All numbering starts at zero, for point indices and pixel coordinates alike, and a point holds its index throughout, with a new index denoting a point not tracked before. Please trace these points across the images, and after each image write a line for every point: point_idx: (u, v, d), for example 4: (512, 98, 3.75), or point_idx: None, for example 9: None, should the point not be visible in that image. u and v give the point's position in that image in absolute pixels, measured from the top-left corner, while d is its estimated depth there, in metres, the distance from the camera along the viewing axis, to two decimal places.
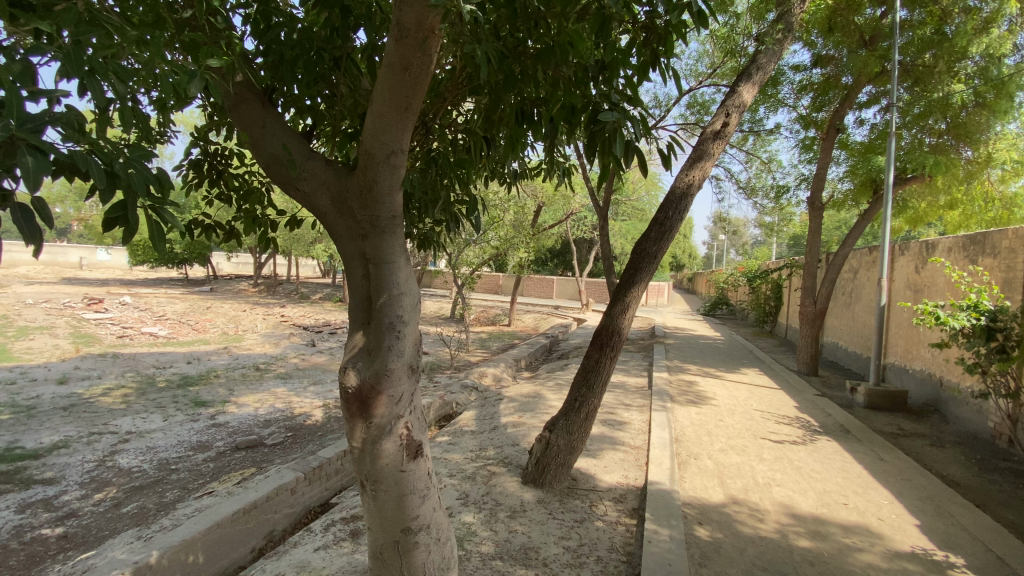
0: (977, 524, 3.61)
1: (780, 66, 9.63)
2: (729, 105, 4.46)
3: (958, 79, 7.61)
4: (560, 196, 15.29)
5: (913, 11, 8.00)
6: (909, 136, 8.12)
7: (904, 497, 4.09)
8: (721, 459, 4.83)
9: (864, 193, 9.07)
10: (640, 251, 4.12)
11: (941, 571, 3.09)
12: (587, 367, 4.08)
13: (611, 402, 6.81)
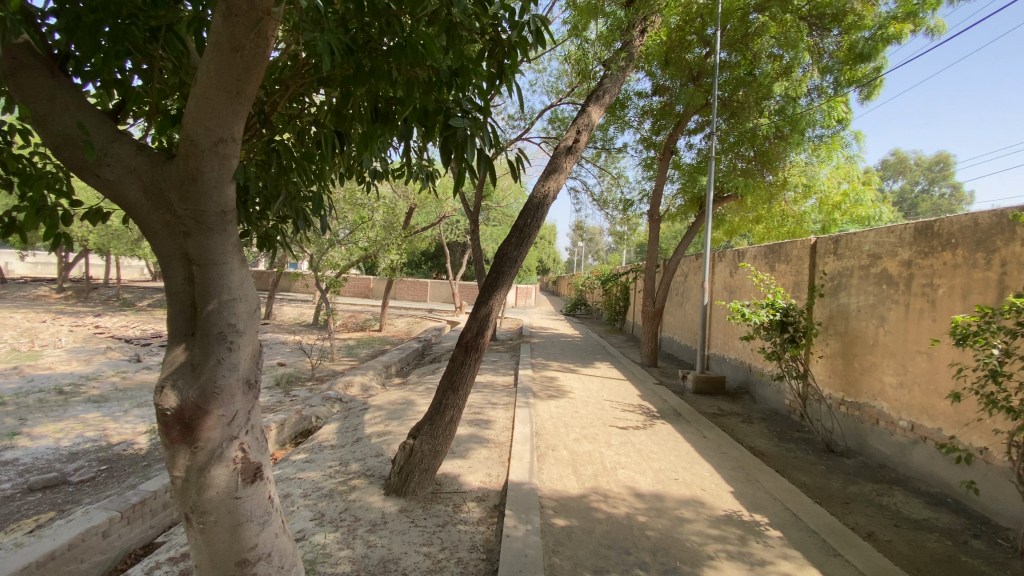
0: (773, 485, 4.36)
1: (626, 91, 10.75)
2: (580, 123, 4.83)
3: (763, 115, 9.16)
4: (431, 198, 15.15)
5: (731, 53, 9.41)
6: (727, 161, 9.63)
7: (722, 468, 4.78)
8: (576, 448, 5.19)
9: (693, 207, 10.48)
10: (502, 256, 4.24)
11: (748, 528, 3.67)
12: (451, 370, 4.06)
13: (478, 402, 6.90)
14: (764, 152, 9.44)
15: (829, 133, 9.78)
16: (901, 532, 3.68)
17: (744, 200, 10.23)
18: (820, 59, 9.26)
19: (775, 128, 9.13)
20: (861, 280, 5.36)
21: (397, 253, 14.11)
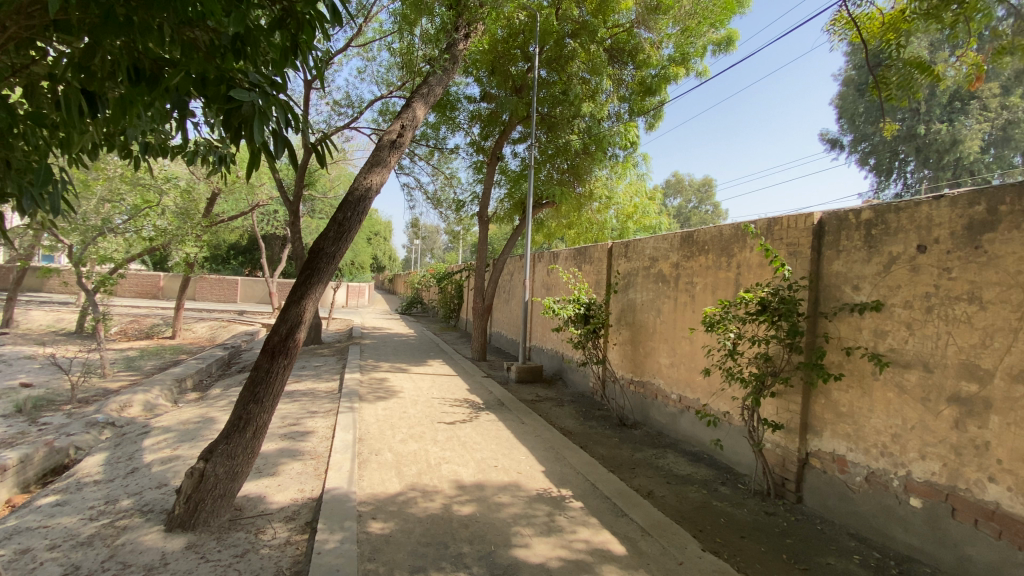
0: (578, 460, 4.87)
1: (455, 93, 10.95)
2: (403, 118, 4.73)
3: (575, 132, 10.17)
4: (240, 184, 13.33)
5: (548, 72, 10.22)
6: (546, 171, 10.43)
7: (537, 451, 5.17)
8: (400, 450, 5.08)
9: (516, 211, 11.14)
10: (317, 251, 3.90)
11: (556, 503, 4.02)
12: (255, 379, 3.61)
13: (294, 413, 6.29)
14: (575, 166, 10.45)
15: (624, 154, 11.32)
16: (672, 487, 4.43)
17: (559, 207, 11.23)
18: (619, 87, 10.59)
19: (584, 146, 10.21)
20: (645, 279, 6.31)
21: (195, 246, 12.08)
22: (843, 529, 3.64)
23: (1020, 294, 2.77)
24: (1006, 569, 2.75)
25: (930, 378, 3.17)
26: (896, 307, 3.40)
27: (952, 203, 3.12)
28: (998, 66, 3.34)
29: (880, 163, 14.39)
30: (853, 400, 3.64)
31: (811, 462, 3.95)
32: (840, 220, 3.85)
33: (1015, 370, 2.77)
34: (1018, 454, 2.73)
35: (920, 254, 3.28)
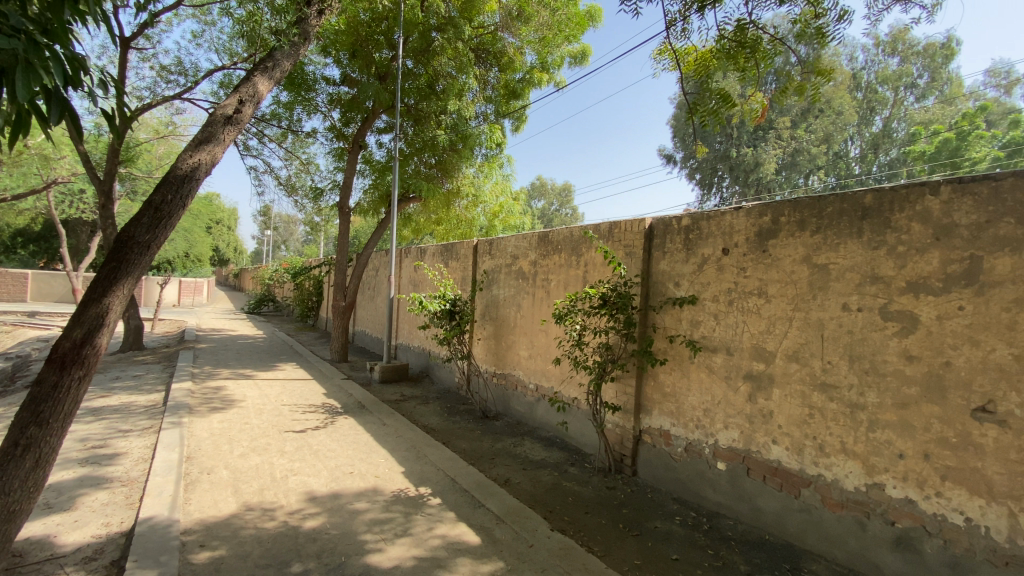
0: (439, 457, 4.86)
1: (312, 72, 10.13)
2: (243, 92, 4.22)
3: (440, 127, 10.04)
4: (25, 154, 10.73)
5: (414, 63, 9.96)
6: (413, 165, 10.19)
7: (396, 452, 5.04)
8: (239, 465, 4.56)
9: (381, 204, 10.71)
10: (126, 239, 3.28)
11: (413, 503, 3.95)
12: (37, 397, 2.92)
13: (101, 433, 5.27)
14: (442, 162, 10.32)
15: (491, 154, 11.55)
16: (527, 473, 4.66)
17: (426, 203, 11.07)
18: (485, 88, 10.67)
19: (450, 142, 10.11)
20: (506, 276, 6.52)
21: None
22: (669, 495, 4.16)
23: (792, 289, 3.41)
24: (783, 512, 3.40)
25: (731, 360, 3.78)
26: (707, 301, 3.98)
27: (747, 214, 3.74)
28: (782, 104, 4.02)
29: (705, 178, 16.74)
30: (676, 380, 4.19)
31: (644, 438, 4.45)
32: (666, 225, 4.39)
33: (789, 351, 3.42)
34: (791, 418, 3.38)
35: (725, 256, 3.87)
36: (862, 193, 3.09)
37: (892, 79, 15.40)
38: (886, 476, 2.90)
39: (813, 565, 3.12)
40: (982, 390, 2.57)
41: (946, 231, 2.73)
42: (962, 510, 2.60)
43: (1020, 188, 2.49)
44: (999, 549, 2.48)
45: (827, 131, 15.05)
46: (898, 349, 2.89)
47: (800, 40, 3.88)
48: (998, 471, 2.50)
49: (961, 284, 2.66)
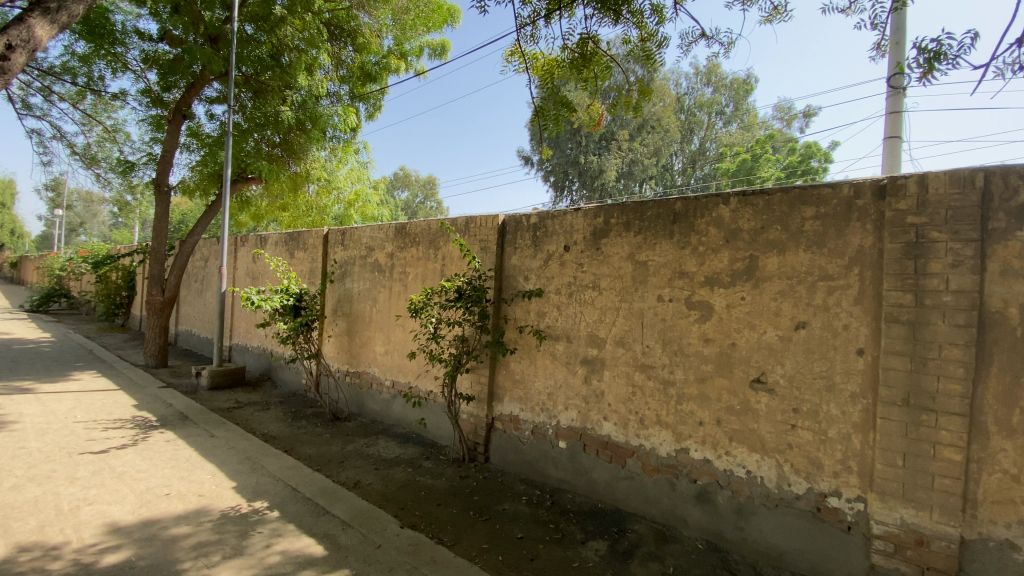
0: (279, 466, 4.47)
1: (118, 21, 8.46)
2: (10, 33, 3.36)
3: (285, 103, 9.12)
4: None
5: (255, 29, 8.90)
6: (253, 142, 9.14)
7: (227, 465, 4.50)
8: (8, 501, 3.65)
9: (212, 185, 9.40)
10: None
11: (248, 520, 3.57)
12: None
13: None
14: (288, 141, 9.46)
15: (344, 138, 10.86)
16: (379, 473, 4.52)
17: (268, 186, 10.17)
18: (338, 67, 10.00)
19: (297, 121, 9.22)
20: (360, 269, 6.22)
21: None
22: (517, 477, 4.39)
23: (621, 282, 3.82)
24: (613, 482, 3.80)
25: (571, 347, 4.10)
26: (551, 294, 4.25)
27: (585, 214, 4.06)
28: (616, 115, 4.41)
29: (557, 181, 17.75)
30: (524, 368, 4.42)
31: (495, 425, 4.62)
32: (516, 222, 4.57)
33: (618, 338, 3.82)
34: (619, 397, 3.79)
35: (566, 252, 4.17)
36: (674, 200, 3.57)
37: (706, 105, 18.11)
38: (690, 441, 3.41)
39: (636, 525, 3.56)
40: (757, 365, 3.16)
41: (734, 234, 3.28)
42: (743, 463, 3.18)
43: (783, 202, 3.10)
44: (767, 491, 3.08)
45: (656, 145, 17.12)
46: (699, 333, 3.41)
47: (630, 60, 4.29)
48: (767, 429, 3.10)
49: (743, 278, 3.23)
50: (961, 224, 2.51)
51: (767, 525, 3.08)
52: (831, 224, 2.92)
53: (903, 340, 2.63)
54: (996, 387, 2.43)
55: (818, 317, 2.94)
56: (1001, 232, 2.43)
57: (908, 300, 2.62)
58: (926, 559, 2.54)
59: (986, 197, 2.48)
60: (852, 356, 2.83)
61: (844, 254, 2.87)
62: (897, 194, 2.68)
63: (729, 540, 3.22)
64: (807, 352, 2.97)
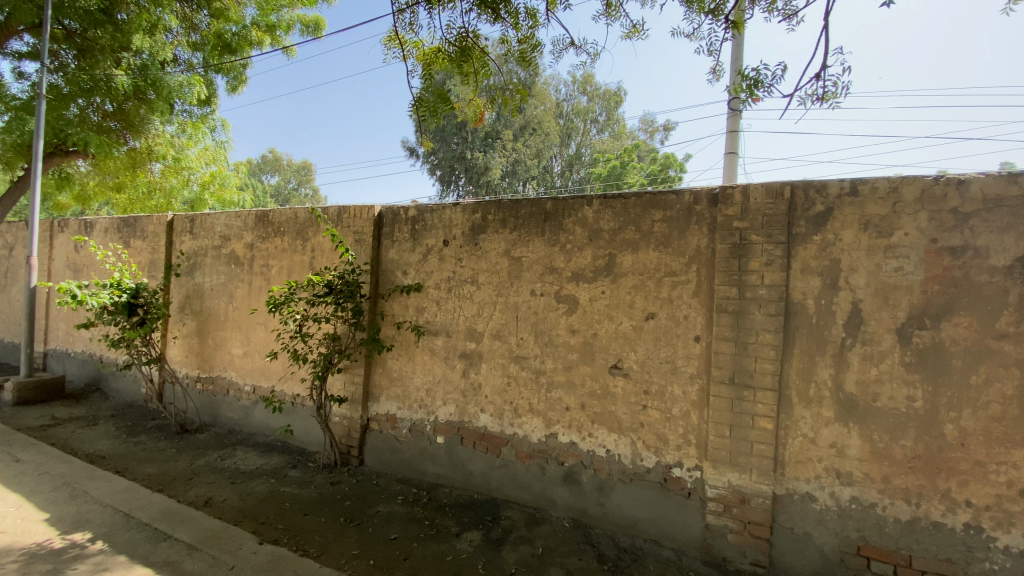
0: (108, 490, 3.83)
1: None
2: None
3: (119, 66, 7.72)
4: None
5: None
6: (77, 110, 7.77)
7: (35, 494, 3.75)
8: None
9: (18, 157, 7.74)
10: None
11: (64, 556, 3.02)
12: None
13: None
14: (124, 111, 8.18)
15: (196, 111, 9.51)
16: (236, 487, 4.10)
17: (97, 161, 8.79)
18: (190, 32, 8.80)
19: (136, 89, 7.97)
20: (213, 261, 5.55)
21: None
22: (393, 477, 4.28)
23: (497, 278, 3.89)
24: (488, 472, 3.88)
25: (449, 342, 4.09)
26: (429, 289, 4.19)
27: (463, 209, 4.07)
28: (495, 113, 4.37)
29: (443, 175, 17.37)
30: (401, 365, 4.31)
31: (370, 426, 4.45)
32: (393, 214, 4.42)
33: (494, 331, 3.90)
34: (494, 389, 3.87)
35: (445, 246, 4.14)
36: (545, 199, 3.72)
37: (582, 113, 19.26)
38: (559, 427, 3.61)
39: (509, 512, 3.68)
40: (615, 352, 3.44)
41: (597, 233, 3.52)
42: (604, 443, 3.45)
43: (638, 205, 3.39)
44: (624, 467, 3.38)
45: (538, 147, 17.74)
46: (567, 324, 3.61)
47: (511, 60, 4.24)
48: (624, 411, 3.40)
49: (604, 274, 3.48)
50: (773, 229, 2.96)
51: (623, 499, 3.38)
52: (676, 226, 3.27)
53: (730, 327, 3.05)
54: (797, 365, 2.92)
55: (664, 308, 3.29)
56: (801, 236, 2.92)
57: (734, 293, 3.03)
58: (747, 514, 2.99)
59: (791, 207, 2.95)
60: (691, 342, 3.21)
61: (687, 253, 3.23)
62: (726, 201, 3.08)
63: (592, 516, 3.48)
64: (657, 340, 3.31)
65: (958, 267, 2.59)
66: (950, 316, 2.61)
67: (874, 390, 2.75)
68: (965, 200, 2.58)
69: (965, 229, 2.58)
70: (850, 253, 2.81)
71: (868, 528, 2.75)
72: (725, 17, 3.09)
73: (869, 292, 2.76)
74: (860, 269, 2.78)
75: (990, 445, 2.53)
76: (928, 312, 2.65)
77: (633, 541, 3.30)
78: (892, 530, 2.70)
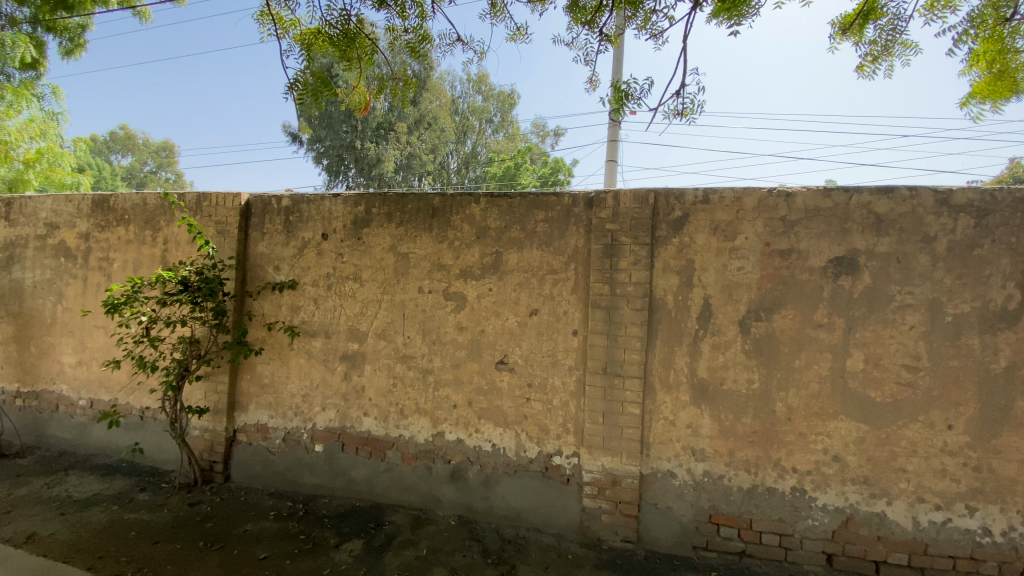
0: None
1: None
2: None
3: None
4: None
5: None
6: None
7: None
8: None
9: None
10: None
11: None
12: None
13: None
14: None
15: (17, 75, 7.91)
16: (66, 518, 3.49)
17: None
18: None
19: None
20: (35, 253, 4.65)
21: None
22: (265, 491, 3.94)
23: (381, 274, 3.75)
24: (372, 477, 3.74)
25: (329, 343, 3.86)
26: (306, 286, 3.91)
27: (343, 201, 3.85)
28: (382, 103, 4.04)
29: (331, 164, 16.06)
30: (274, 370, 3.97)
31: (238, 438, 4.05)
32: (264, 204, 4.05)
33: (378, 330, 3.75)
34: (379, 390, 3.73)
35: (323, 241, 3.88)
36: (432, 194, 3.66)
37: (477, 112, 19.36)
38: (445, 425, 3.58)
39: (393, 516, 3.57)
40: (500, 348, 3.50)
41: (483, 231, 3.54)
42: (489, 438, 3.49)
43: (522, 204, 3.47)
44: (508, 460, 3.45)
45: (434, 143, 17.37)
46: (454, 322, 3.60)
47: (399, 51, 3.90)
48: (508, 405, 3.47)
49: (490, 272, 3.52)
50: (640, 232, 3.21)
51: (508, 492, 3.45)
52: (557, 226, 3.40)
53: (603, 322, 3.25)
54: (660, 355, 3.20)
55: (546, 304, 3.41)
56: (664, 238, 3.20)
57: (607, 290, 3.24)
58: (618, 495, 3.22)
59: (656, 212, 3.22)
60: (570, 336, 3.37)
61: (566, 252, 3.38)
62: (601, 205, 3.29)
63: (478, 512, 3.51)
64: (539, 335, 3.42)
65: (785, 267, 3.02)
66: (779, 309, 3.03)
67: (722, 375, 3.11)
68: (791, 210, 3.02)
69: (791, 235, 3.02)
70: (703, 254, 3.14)
71: (717, 498, 3.11)
72: (600, 31, 3.28)
73: (717, 289, 3.12)
74: (710, 268, 3.12)
75: (809, 418, 2.98)
76: (764, 306, 3.05)
77: (516, 532, 3.39)
78: (736, 498, 3.08)
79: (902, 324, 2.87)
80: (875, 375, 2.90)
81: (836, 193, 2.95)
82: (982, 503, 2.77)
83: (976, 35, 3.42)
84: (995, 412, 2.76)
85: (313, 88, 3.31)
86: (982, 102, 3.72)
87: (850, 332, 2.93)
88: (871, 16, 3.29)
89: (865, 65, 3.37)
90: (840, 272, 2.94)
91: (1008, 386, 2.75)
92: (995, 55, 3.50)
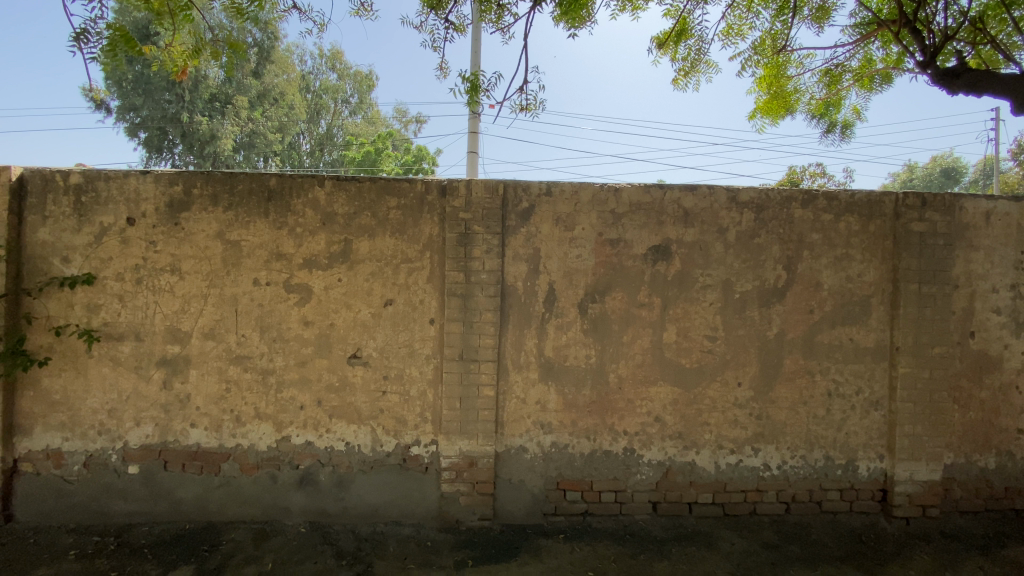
0: None
1: None
2: None
3: None
4: None
5: None
6: None
7: None
8: None
9: None
10: None
11: None
12: None
13: None
14: None
15: None
16: None
17: None
18: None
19: None
20: None
21: None
22: (62, 528, 3.27)
23: (206, 265, 3.31)
24: (204, 494, 3.32)
25: (141, 347, 3.31)
26: (108, 280, 3.30)
27: (155, 179, 3.31)
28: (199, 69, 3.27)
29: (148, 140, 13.58)
30: (66, 384, 3.29)
31: (20, 469, 3.29)
32: (45, 180, 3.29)
33: (205, 329, 3.32)
34: (208, 397, 3.32)
35: (130, 226, 3.30)
36: (268, 174, 3.32)
37: (331, 91, 18.13)
38: (291, 428, 3.33)
39: (232, 533, 3.22)
40: (353, 341, 3.34)
41: (330, 217, 3.32)
42: (343, 437, 3.33)
43: (372, 190, 3.33)
44: (363, 457, 3.34)
45: (281, 121, 15.57)
46: (298, 316, 3.34)
47: (226, 11, 3.25)
48: (362, 400, 3.34)
49: (339, 261, 3.33)
50: (491, 221, 3.30)
51: (363, 489, 3.34)
52: (409, 214, 3.34)
53: (458, 309, 3.29)
54: (511, 337, 3.35)
55: (401, 294, 3.34)
56: (513, 228, 3.35)
57: (460, 278, 3.28)
58: (475, 476, 3.32)
59: (505, 202, 3.35)
60: (426, 325, 3.35)
61: (420, 240, 3.34)
62: (453, 193, 3.30)
63: (331, 514, 3.34)
64: (395, 326, 3.35)
65: (615, 255, 3.36)
66: (611, 291, 3.37)
67: (565, 353, 3.36)
68: (619, 203, 3.36)
69: (619, 226, 3.36)
70: (548, 242, 3.35)
71: (563, 466, 3.37)
72: (447, 16, 3.29)
73: (560, 275, 3.35)
74: (554, 256, 3.35)
75: (635, 386, 3.38)
76: (598, 289, 3.37)
77: (373, 528, 3.30)
78: (579, 463, 3.37)
79: (705, 301, 3.39)
80: (686, 346, 3.39)
81: (655, 189, 3.36)
82: (763, 443, 3.43)
83: (760, 61, 4.16)
84: (770, 369, 3.42)
85: (110, 43, 2.64)
86: (765, 118, 4.54)
87: (667, 309, 3.38)
88: (683, 36, 3.84)
89: (678, 77, 3.94)
90: (658, 258, 3.37)
91: (778, 348, 3.42)
92: (773, 79, 4.29)
